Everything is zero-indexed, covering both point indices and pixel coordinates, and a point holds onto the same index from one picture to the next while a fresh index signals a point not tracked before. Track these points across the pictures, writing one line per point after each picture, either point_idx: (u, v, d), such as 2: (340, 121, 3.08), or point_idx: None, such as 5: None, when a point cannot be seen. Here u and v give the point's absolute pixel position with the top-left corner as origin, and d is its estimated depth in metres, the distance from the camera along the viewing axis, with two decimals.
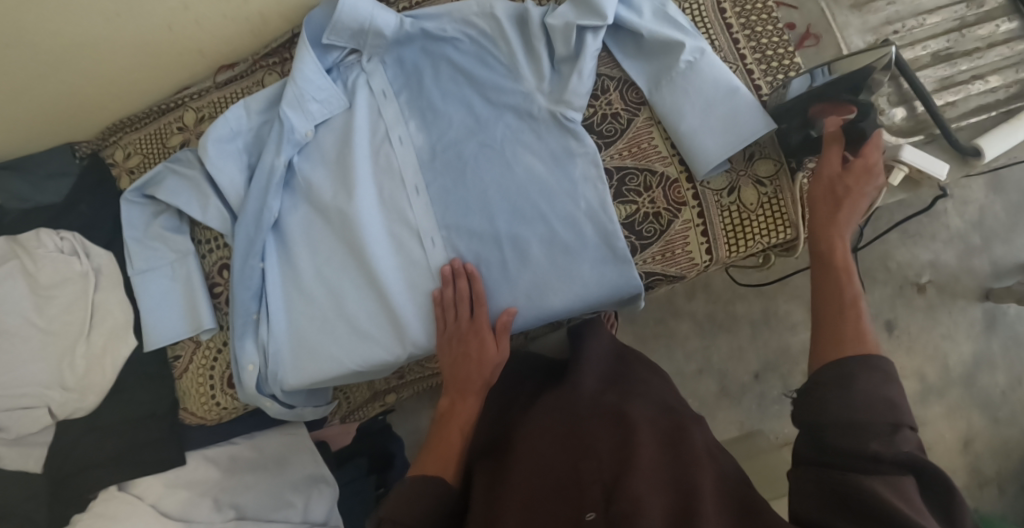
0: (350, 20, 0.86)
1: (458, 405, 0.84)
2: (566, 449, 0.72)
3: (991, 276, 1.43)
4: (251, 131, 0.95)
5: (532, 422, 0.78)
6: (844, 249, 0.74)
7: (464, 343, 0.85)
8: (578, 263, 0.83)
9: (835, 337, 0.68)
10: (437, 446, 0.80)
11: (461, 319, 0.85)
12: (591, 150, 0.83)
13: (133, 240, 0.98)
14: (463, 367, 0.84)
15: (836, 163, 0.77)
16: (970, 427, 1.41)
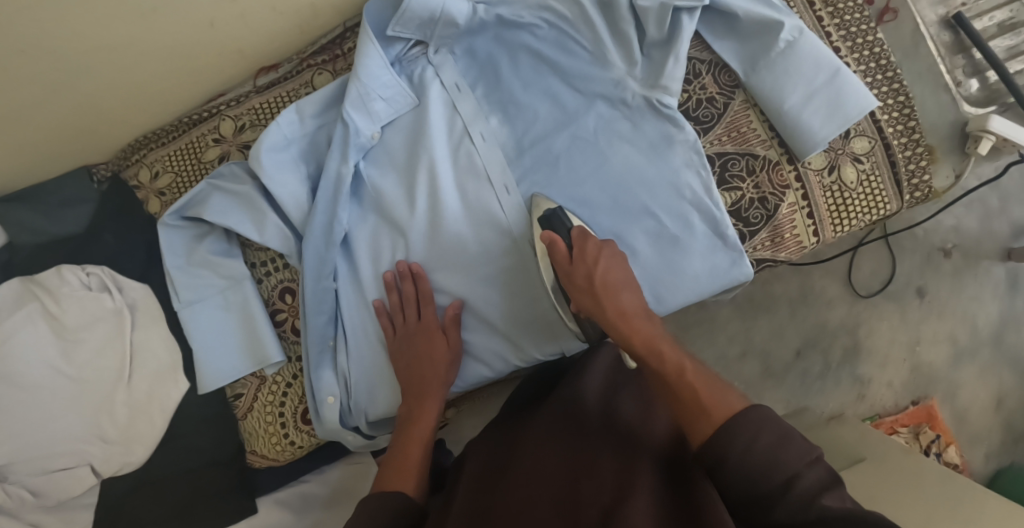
0: (420, 8, 0.79)
1: (418, 411, 0.76)
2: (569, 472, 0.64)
3: (1010, 237, 1.46)
4: (306, 137, 0.85)
5: (528, 441, 0.70)
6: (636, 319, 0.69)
7: (415, 344, 0.80)
8: (688, 257, 0.79)
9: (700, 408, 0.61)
10: (398, 461, 0.70)
11: (408, 322, 0.81)
12: (692, 136, 0.78)
13: (177, 269, 0.88)
14: (417, 368, 0.79)
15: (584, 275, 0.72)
16: (1002, 385, 1.48)
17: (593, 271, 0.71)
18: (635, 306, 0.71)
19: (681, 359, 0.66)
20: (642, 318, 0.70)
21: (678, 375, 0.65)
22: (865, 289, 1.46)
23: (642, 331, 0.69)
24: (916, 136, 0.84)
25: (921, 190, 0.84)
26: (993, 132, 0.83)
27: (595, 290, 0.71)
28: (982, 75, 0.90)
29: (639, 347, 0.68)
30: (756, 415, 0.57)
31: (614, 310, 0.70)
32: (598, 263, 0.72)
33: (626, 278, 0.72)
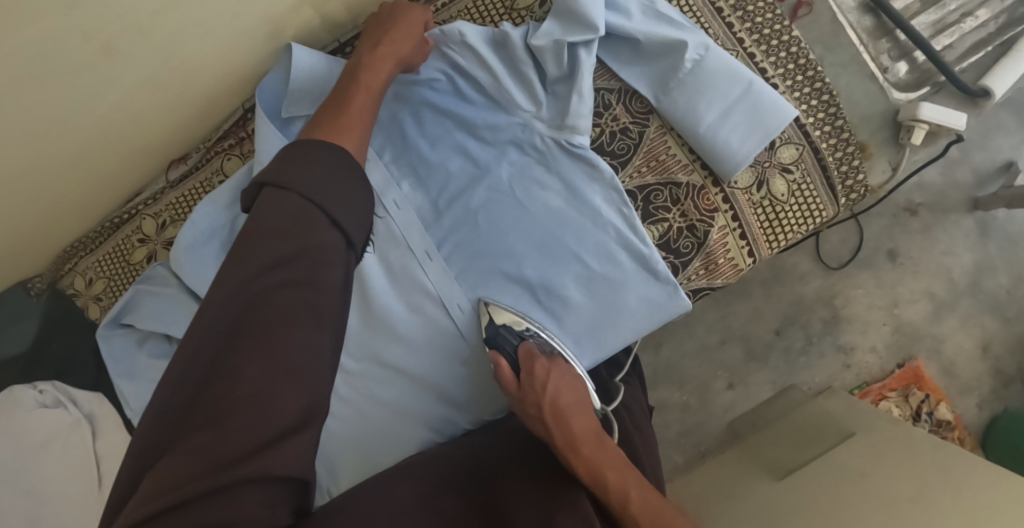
0: (311, 83, 0.79)
1: (362, 74, 0.70)
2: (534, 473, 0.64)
3: (975, 185, 1.45)
4: (224, 227, 0.83)
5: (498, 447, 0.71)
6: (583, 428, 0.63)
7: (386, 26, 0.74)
8: (621, 295, 0.78)
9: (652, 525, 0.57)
10: (339, 114, 0.64)
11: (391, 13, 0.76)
12: (609, 174, 0.76)
13: (121, 377, 0.88)
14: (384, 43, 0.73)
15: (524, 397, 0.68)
16: (985, 331, 1.47)
17: (542, 398, 0.66)
18: (588, 429, 0.63)
19: (628, 484, 0.59)
20: (596, 443, 0.62)
21: (623, 507, 0.58)
22: (835, 261, 1.45)
23: (595, 455, 0.60)
24: (845, 135, 0.81)
25: (857, 191, 0.82)
26: (924, 120, 0.81)
27: (544, 416, 0.65)
28: (910, 56, 0.87)
29: (583, 473, 0.59)
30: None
31: (564, 436, 0.62)
32: (545, 390, 0.66)
33: (576, 400, 0.67)
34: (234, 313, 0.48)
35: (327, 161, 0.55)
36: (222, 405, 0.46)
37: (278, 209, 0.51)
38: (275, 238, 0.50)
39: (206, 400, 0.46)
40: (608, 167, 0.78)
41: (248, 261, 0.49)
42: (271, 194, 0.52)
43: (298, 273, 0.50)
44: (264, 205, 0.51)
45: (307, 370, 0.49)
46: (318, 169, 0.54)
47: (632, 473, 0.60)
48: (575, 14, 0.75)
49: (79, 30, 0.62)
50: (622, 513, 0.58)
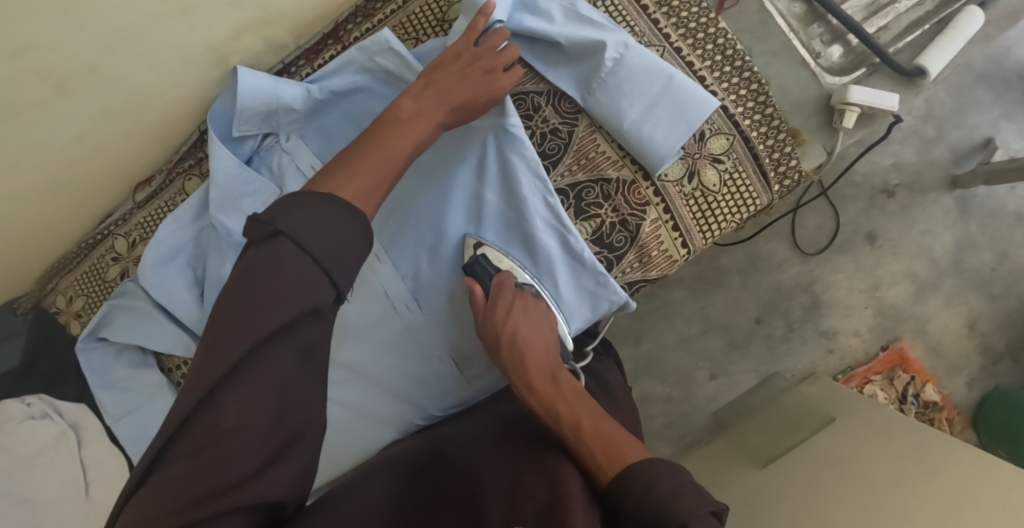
0: (256, 103, 0.82)
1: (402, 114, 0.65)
2: (508, 454, 0.64)
3: (953, 163, 1.43)
4: (188, 244, 0.89)
5: (469, 441, 0.72)
6: (546, 358, 0.69)
7: (452, 79, 0.70)
8: (555, 285, 0.81)
9: (601, 442, 0.58)
10: (358, 152, 0.60)
11: (461, 60, 0.72)
12: (534, 162, 0.80)
13: (101, 387, 0.93)
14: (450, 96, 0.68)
15: (493, 322, 0.73)
16: (971, 310, 1.46)
17: (500, 329, 0.72)
18: (543, 365, 0.69)
19: (579, 414, 0.62)
20: (548, 381, 0.67)
21: (575, 434, 0.60)
22: (812, 246, 1.44)
23: (547, 393, 0.65)
24: (776, 123, 0.82)
25: (790, 178, 0.83)
26: (854, 103, 0.81)
27: (503, 344, 0.71)
28: (843, 40, 0.88)
29: (541, 410, 0.65)
30: (659, 467, 0.55)
31: (520, 373, 0.68)
32: (506, 324, 0.72)
33: (535, 333, 0.72)
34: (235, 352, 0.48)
35: (333, 209, 0.53)
36: (210, 439, 0.47)
37: (281, 264, 0.49)
38: (276, 303, 0.49)
39: (193, 436, 0.47)
40: (536, 156, 0.80)
41: (247, 335, 0.48)
42: (279, 245, 0.50)
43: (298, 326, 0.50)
44: (251, 257, 0.51)
45: (291, 416, 0.51)
46: (324, 218, 0.52)
47: (585, 403, 0.63)
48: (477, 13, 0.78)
49: (32, 70, 0.68)
50: (577, 442, 0.59)
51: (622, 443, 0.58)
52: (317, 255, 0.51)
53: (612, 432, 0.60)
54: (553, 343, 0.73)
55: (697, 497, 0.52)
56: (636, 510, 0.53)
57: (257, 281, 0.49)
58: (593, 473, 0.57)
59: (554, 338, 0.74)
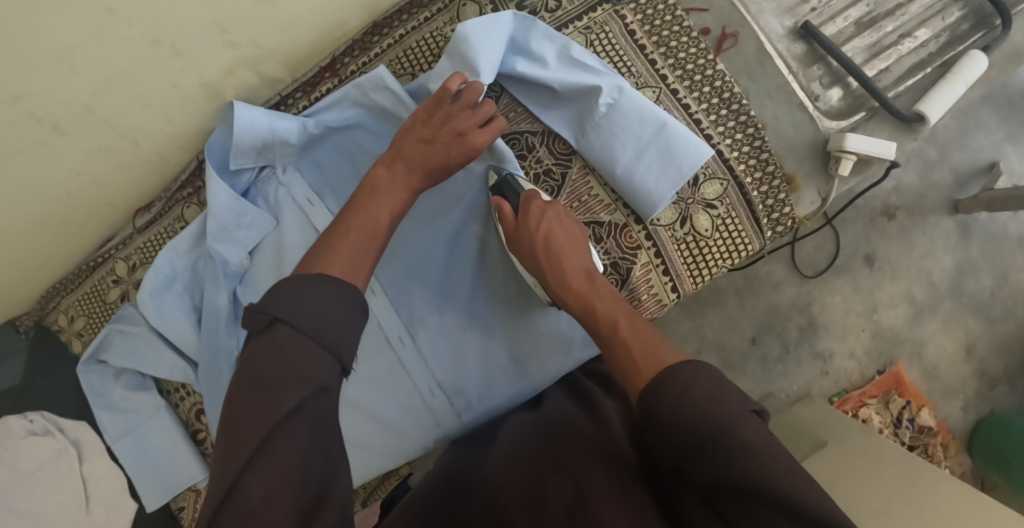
0: (251, 138, 0.82)
1: (379, 186, 0.70)
2: (529, 470, 0.62)
3: (955, 186, 1.43)
4: (185, 272, 0.90)
5: (499, 451, 0.69)
6: (579, 273, 0.71)
7: (421, 146, 0.73)
8: (547, 320, 0.83)
9: (633, 350, 0.60)
10: (341, 232, 0.64)
11: (433, 122, 0.74)
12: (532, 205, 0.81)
13: (101, 408, 0.94)
14: (416, 162, 0.73)
15: (522, 232, 0.74)
16: (969, 334, 1.46)
17: (534, 239, 0.73)
18: (579, 268, 0.72)
19: (615, 313, 0.66)
20: (586, 280, 0.71)
21: (611, 332, 0.65)
22: (812, 268, 1.44)
23: (584, 289, 0.70)
24: (771, 169, 0.82)
25: (783, 224, 0.83)
26: (852, 151, 0.81)
27: (538, 253, 0.73)
28: (843, 82, 0.87)
29: (576, 303, 0.70)
30: (694, 367, 0.55)
31: (555, 273, 0.72)
32: (540, 228, 0.74)
33: (568, 237, 0.74)
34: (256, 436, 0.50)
35: (323, 287, 0.56)
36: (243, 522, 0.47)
37: (280, 352, 0.52)
38: (284, 387, 0.51)
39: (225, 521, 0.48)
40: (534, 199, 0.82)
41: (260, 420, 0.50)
42: (276, 333, 0.52)
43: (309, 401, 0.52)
44: (251, 350, 0.53)
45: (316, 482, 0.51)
46: (310, 297, 0.55)
47: (621, 305, 0.67)
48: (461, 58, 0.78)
49: (29, 115, 0.70)
50: (613, 339, 0.64)
51: (656, 341, 0.61)
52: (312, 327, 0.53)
53: (634, 336, 0.62)
54: (586, 250, 0.75)
55: (740, 397, 0.53)
56: (675, 408, 0.53)
57: (262, 367, 0.51)
58: (628, 379, 0.60)
59: (587, 249, 0.76)
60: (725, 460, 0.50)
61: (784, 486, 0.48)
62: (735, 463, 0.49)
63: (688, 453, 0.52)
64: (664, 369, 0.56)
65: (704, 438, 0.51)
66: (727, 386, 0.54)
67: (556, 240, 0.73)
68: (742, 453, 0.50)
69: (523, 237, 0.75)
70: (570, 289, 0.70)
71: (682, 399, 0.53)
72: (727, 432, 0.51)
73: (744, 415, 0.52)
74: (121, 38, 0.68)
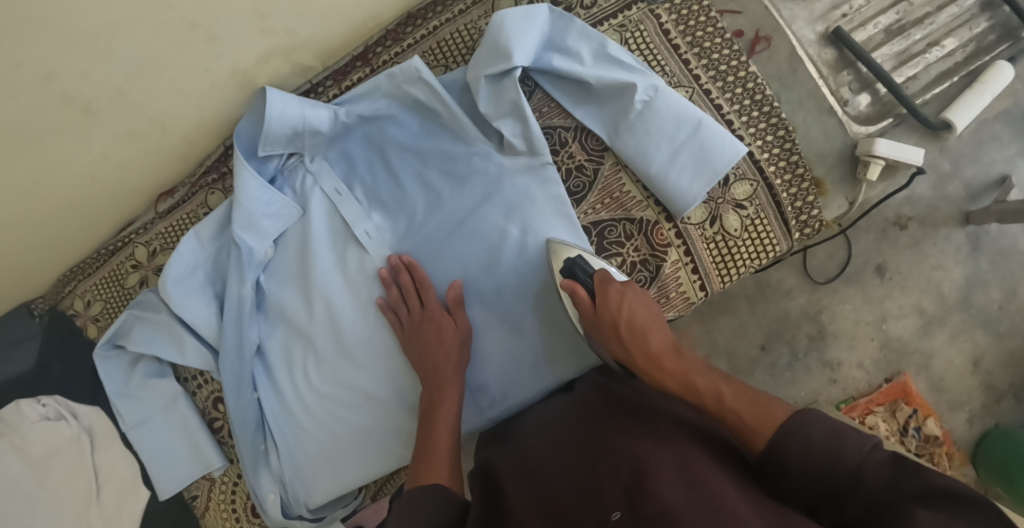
0: (283, 126, 0.81)
1: (437, 399, 0.76)
2: (587, 461, 0.61)
3: (967, 199, 1.44)
4: (207, 260, 0.88)
5: (551, 438, 0.69)
6: (662, 337, 0.72)
7: (423, 333, 0.79)
8: (569, 314, 0.81)
9: (741, 431, 0.60)
10: (427, 454, 0.70)
11: (412, 312, 0.81)
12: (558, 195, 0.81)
13: (116, 395, 0.93)
14: (432, 353, 0.78)
15: (608, 343, 0.74)
16: (976, 347, 1.46)
17: (618, 319, 0.72)
18: (665, 343, 0.72)
19: (717, 384, 0.65)
20: (676, 357, 0.70)
21: (717, 404, 0.64)
22: (823, 275, 1.44)
23: (677, 368, 0.69)
24: (800, 171, 0.83)
25: (811, 227, 0.83)
26: (880, 156, 0.82)
27: (622, 333, 0.72)
28: (871, 89, 0.88)
29: (674, 386, 0.68)
30: (805, 416, 0.57)
31: (644, 354, 0.71)
32: (621, 307, 0.73)
33: (649, 316, 0.73)
34: None
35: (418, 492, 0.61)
36: None
37: None
38: None
39: None
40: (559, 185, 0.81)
41: None
42: None
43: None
44: None
45: None
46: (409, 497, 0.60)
47: (718, 374, 0.67)
48: (497, 50, 0.78)
49: (62, 93, 0.69)
50: (721, 409, 0.63)
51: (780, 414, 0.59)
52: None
53: (737, 398, 0.63)
54: (666, 326, 0.74)
55: (859, 435, 0.54)
56: (803, 455, 0.55)
57: None
58: (751, 439, 0.59)
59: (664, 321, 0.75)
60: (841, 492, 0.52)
61: (915, 485, 0.48)
62: (852, 504, 0.51)
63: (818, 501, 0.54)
64: (787, 438, 0.56)
65: (822, 474, 0.53)
66: (851, 430, 0.55)
67: (634, 319, 0.72)
68: (855, 461, 0.52)
69: (608, 337, 0.74)
70: (652, 372, 0.70)
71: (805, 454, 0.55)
72: (839, 456, 0.53)
73: (866, 451, 0.53)
74: (160, 20, 0.67)
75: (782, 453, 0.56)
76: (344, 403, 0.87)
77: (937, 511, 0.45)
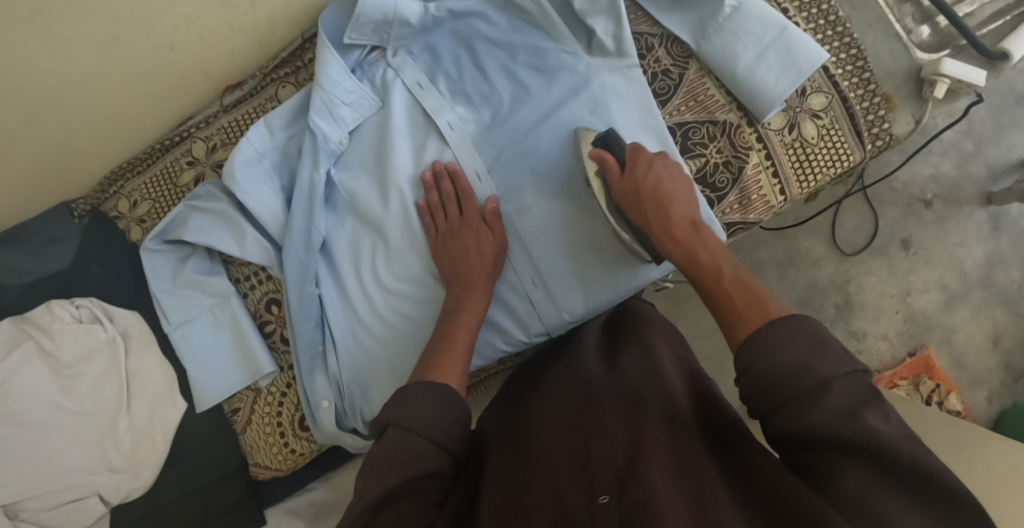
0: (373, 11, 0.80)
1: (463, 301, 0.78)
2: (574, 435, 0.63)
3: (989, 180, 1.46)
4: (277, 149, 0.86)
5: (544, 406, 0.71)
6: (683, 209, 0.71)
7: (459, 238, 0.80)
8: None
9: (735, 313, 0.61)
10: (444, 350, 0.74)
11: (450, 218, 0.81)
12: (643, 91, 0.81)
13: (162, 291, 0.89)
14: (462, 260, 0.79)
15: (616, 175, 0.73)
16: (996, 325, 1.46)
17: (644, 186, 0.71)
18: (685, 216, 0.70)
19: (722, 263, 0.66)
20: (690, 229, 0.69)
21: (715, 282, 0.65)
22: (850, 247, 1.46)
23: (688, 238, 0.68)
24: (871, 87, 0.85)
25: (882, 139, 0.85)
26: (946, 75, 0.84)
27: (642, 199, 0.71)
28: (932, 21, 0.91)
29: (677, 253, 0.69)
30: (796, 322, 0.56)
31: (662, 222, 0.70)
32: (648, 177, 0.72)
33: (674, 186, 0.72)
34: (358, 516, 0.59)
35: (428, 394, 0.66)
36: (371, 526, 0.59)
37: (394, 451, 0.62)
38: (390, 468, 0.60)
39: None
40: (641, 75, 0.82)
41: (370, 490, 0.59)
42: (389, 434, 0.63)
43: (422, 486, 0.62)
44: (366, 470, 0.62)
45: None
46: (414, 406, 0.65)
47: (727, 257, 0.67)
48: None
49: None
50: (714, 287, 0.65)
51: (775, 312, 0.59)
52: (425, 438, 0.63)
53: (740, 293, 0.63)
54: (689, 197, 0.72)
55: (838, 355, 0.53)
56: (769, 366, 0.55)
57: (382, 470, 0.60)
58: (730, 330, 0.61)
59: (691, 194, 0.73)
60: (798, 407, 0.53)
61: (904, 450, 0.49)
62: (818, 411, 0.52)
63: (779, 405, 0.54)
64: (756, 334, 0.57)
65: (796, 385, 0.53)
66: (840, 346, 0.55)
67: (650, 180, 0.71)
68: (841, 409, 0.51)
69: (617, 188, 0.73)
70: (660, 231, 0.70)
71: (777, 346, 0.55)
72: (815, 374, 0.53)
73: (842, 372, 0.53)
74: None
75: (748, 359, 0.56)
76: (413, 298, 0.84)
77: (869, 469, 0.50)
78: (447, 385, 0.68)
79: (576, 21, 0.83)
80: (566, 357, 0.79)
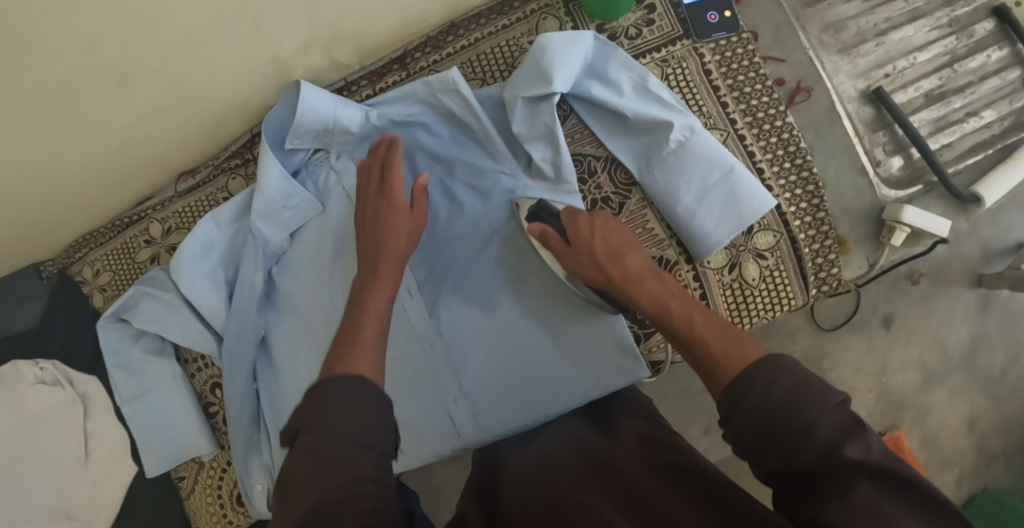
0: (313, 121, 0.80)
1: (372, 276, 0.73)
2: (544, 510, 0.59)
3: (982, 261, 1.18)
4: (223, 243, 0.88)
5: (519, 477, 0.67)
6: (635, 264, 0.71)
7: (382, 218, 0.76)
8: (570, 340, 0.81)
9: (707, 366, 0.58)
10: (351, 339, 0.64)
11: (374, 183, 0.78)
12: None
13: (114, 367, 0.93)
14: (382, 236, 0.76)
15: (560, 241, 0.75)
16: (973, 408, 1.19)
17: (593, 244, 0.73)
18: (642, 267, 0.71)
19: (690, 308, 0.64)
20: (654, 278, 0.70)
21: (691, 330, 0.62)
22: (829, 322, 1.18)
23: (654, 290, 0.68)
24: (825, 228, 0.82)
25: (828, 284, 0.83)
26: (905, 224, 0.82)
27: (599, 259, 0.72)
28: (905, 152, 0.87)
29: (648, 303, 0.67)
30: (774, 361, 0.52)
31: (621, 274, 0.71)
32: (594, 236, 0.73)
33: (627, 241, 0.74)
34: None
35: (338, 376, 0.56)
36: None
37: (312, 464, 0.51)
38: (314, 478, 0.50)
39: None
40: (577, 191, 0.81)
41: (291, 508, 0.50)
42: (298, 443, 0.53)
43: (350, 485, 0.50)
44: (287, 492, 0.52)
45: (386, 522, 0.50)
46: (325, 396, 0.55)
47: (692, 300, 0.66)
48: (539, 71, 0.77)
49: (96, 67, 0.68)
50: (692, 339, 0.61)
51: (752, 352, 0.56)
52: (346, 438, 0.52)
53: (720, 340, 0.59)
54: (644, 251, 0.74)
55: (822, 389, 0.50)
56: (760, 405, 0.51)
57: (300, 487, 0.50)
58: (711, 377, 0.57)
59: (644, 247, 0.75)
60: (788, 445, 0.49)
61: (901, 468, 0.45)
62: (803, 454, 0.48)
63: (768, 452, 0.50)
64: (747, 373, 0.53)
65: (777, 423, 0.50)
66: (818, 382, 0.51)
67: (590, 241, 0.73)
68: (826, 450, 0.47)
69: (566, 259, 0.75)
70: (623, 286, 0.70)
71: (768, 387, 0.51)
72: (797, 407, 0.49)
73: (825, 403, 0.49)
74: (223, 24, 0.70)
75: (733, 404, 0.52)
76: None
77: (878, 484, 0.45)
78: (361, 377, 0.57)
79: (518, 144, 0.83)
80: (536, 443, 0.76)
